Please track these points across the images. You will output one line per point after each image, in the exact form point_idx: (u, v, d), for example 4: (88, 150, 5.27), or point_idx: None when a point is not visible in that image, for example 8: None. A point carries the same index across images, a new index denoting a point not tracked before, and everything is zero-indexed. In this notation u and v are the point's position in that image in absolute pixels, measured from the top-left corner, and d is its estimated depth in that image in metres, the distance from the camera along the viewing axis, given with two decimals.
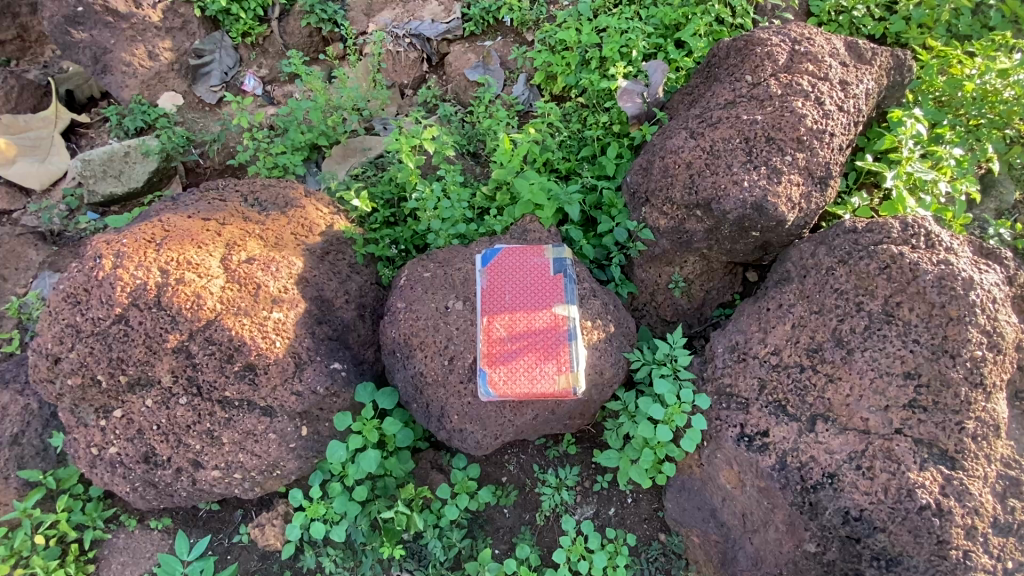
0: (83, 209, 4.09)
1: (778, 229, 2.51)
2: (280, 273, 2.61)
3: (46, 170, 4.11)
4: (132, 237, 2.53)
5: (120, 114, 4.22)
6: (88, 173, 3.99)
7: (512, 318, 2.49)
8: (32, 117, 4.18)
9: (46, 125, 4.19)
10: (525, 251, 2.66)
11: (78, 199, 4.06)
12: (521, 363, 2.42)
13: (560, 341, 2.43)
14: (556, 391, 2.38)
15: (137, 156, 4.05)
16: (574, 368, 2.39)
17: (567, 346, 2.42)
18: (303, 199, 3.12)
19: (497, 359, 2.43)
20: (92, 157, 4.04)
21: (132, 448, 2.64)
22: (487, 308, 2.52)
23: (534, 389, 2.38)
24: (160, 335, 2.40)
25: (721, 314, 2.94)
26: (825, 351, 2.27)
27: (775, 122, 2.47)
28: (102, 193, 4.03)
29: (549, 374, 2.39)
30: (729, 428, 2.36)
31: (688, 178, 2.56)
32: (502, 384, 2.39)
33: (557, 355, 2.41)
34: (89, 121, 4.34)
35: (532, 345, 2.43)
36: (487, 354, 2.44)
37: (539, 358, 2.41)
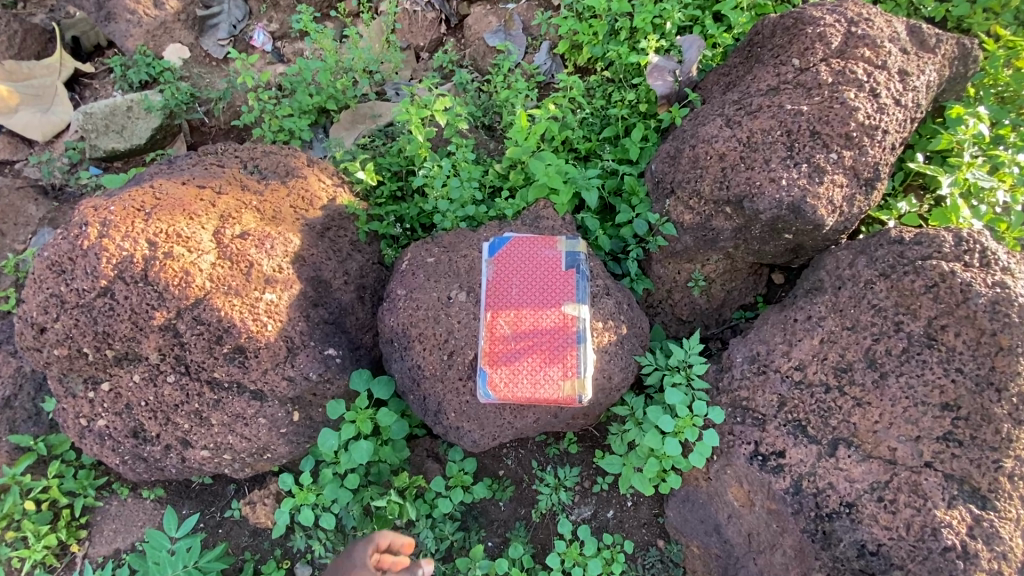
0: (84, 163, 3.96)
1: (813, 233, 2.30)
2: (275, 251, 2.45)
3: (49, 121, 3.96)
4: (121, 204, 2.39)
5: (125, 65, 4.03)
6: (88, 127, 3.85)
7: (517, 315, 2.33)
8: (35, 64, 3.99)
9: (49, 73, 4.01)
10: (536, 241, 2.48)
11: (80, 152, 3.94)
12: (524, 364, 2.27)
13: (567, 344, 2.27)
14: (558, 398, 2.24)
15: (139, 111, 3.89)
16: (580, 373, 2.24)
17: (574, 350, 2.26)
18: (304, 169, 2.97)
19: (499, 359, 2.28)
20: (94, 111, 3.88)
21: (121, 422, 2.57)
22: (491, 302, 2.36)
23: (536, 393, 2.24)
24: (146, 312, 2.26)
25: (740, 316, 2.76)
26: (855, 372, 2.09)
27: (822, 114, 2.22)
28: (104, 149, 3.89)
29: (552, 379, 2.24)
30: (741, 445, 2.21)
31: (720, 171, 2.33)
32: (502, 386, 2.25)
33: (563, 358, 2.26)
34: (93, 72, 4.16)
35: (536, 346, 2.28)
36: (489, 352, 2.30)
37: (542, 360, 2.26)
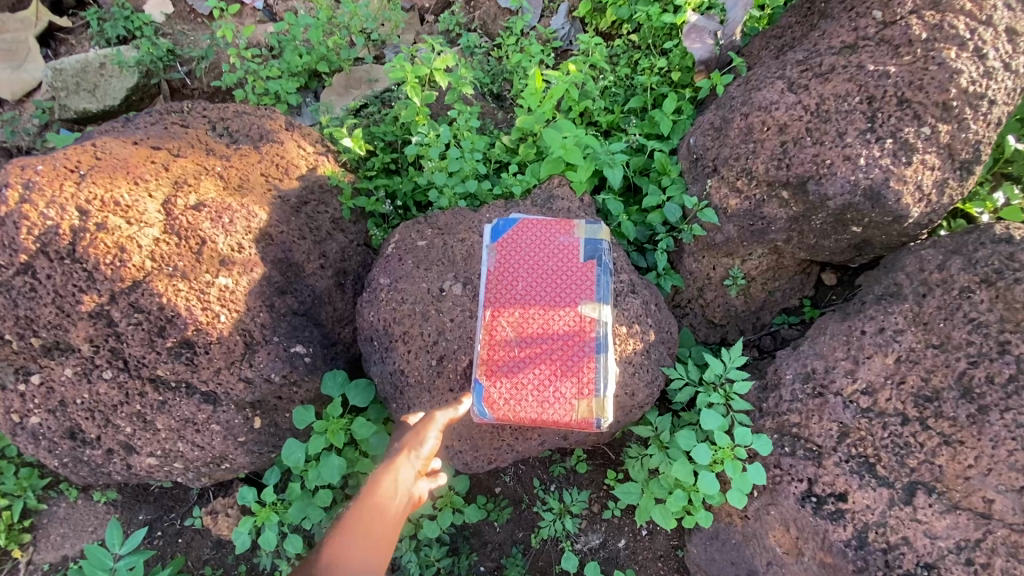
0: (55, 126, 3.55)
1: (890, 227, 1.87)
2: (234, 227, 2.04)
3: (20, 78, 3.56)
4: (50, 162, 1.98)
5: (100, 19, 3.64)
6: (58, 85, 3.41)
7: (523, 316, 1.93)
8: (8, 17, 3.58)
9: (24, 27, 3.60)
10: (548, 226, 2.07)
11: (49, 113, 3.52)
12: (530, 376, 1.88)
13: (584, 354, 1.88)
14: (570, 420, 1.85)
15: (114, 69, 3.47)
16: (597, 391, 1.86)
17: (593, 361, 1.87)
18: (281, 133, 2.54)
19: (500, 369, 1.89)
20: (63, 66, 3.45)
21: (55, 422, 2.19)
22: (492, 298, 1.95)
23: (543, 413, 1.85)
24: (72, 296, 1.86)
25: (783, 322, 2.34)
26: (943, 403, 1.68)
27: (913, 77, 1.78)
28: (76, 110, 3.46)
29: (564, 396, 1.86)
30: (791, 482, 1.82)
31: (779, 145, 1.90)
32: (503, 403, 1.87)
33: (578, 371, 1.87)
34: (70, 25, 3.72)
35: (544, 355, 1.89)
36: (487, 361, 1.90)
37: (552, 372, 1.88)
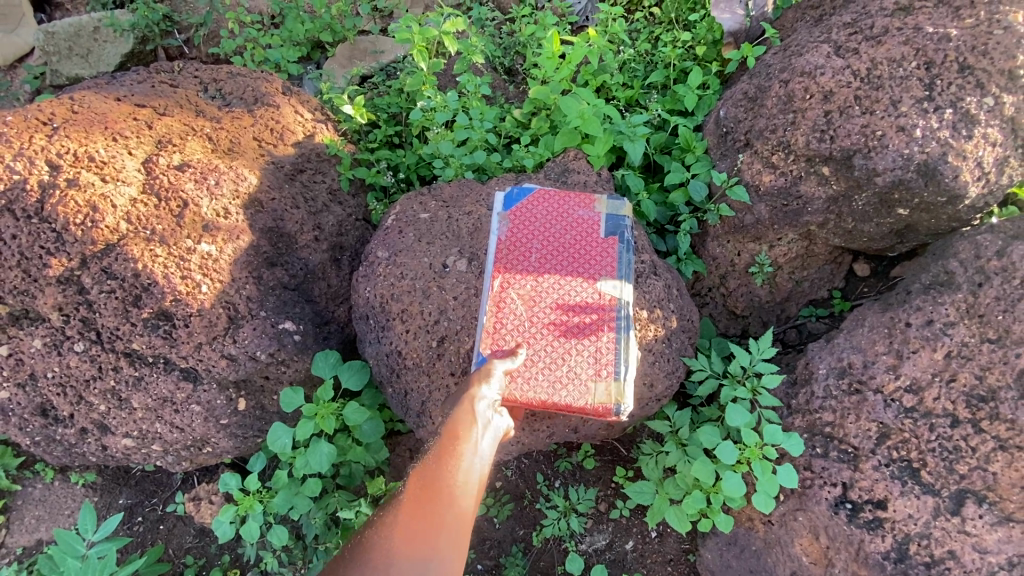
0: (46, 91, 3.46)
1: (941, 209, 1.70)
2: (220, 190, 1.88)
3: (12, 41, 3.45)
4: (22, 113, 1.82)
5: None
6: (49, 49, 3.34)
7: (535, 288, 1.77)
8: None
9: None
10: (566, 198, 1.92)
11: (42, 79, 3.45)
12: (541, 352, 1.71)
13: (603, 332, 1.72)
14: (584, 403, 1.68)
15: (108, 33, 3.37)
16: (616, 371, 1.69)
17: (612, 340, 1.71)
18: (277, 96, 2.38)
19: (507, 345, 1.72)
20: (56, 30, 3.37)
21: (24, 398, 2.03)
22: (502, 268, 1.80)
23: (554, 393, 1.68)
24: (39, 259, 1.70)
25: (810, 315, 2.16)
26: (1001, 404, 1.50)
27: (975, 41, 1.61)
28: (68, 75, 3.38)
29: (578, 376, 1.69)
30: (824, 487, 1.64)
31: (822, 115, 1.72)
32: (509, 382, 1.68)
33: (595, 349, 1.71)
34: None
35: (558, 330, 1.73)
36: (493, 335, 1.74)
37: (567, 349, 1.71)
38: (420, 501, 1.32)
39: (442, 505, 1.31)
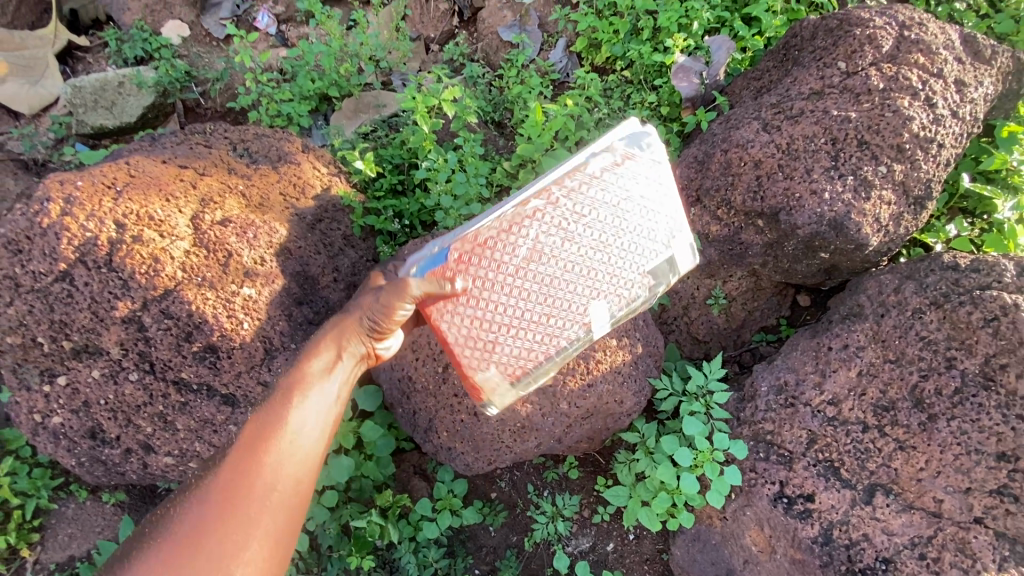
0: (71, 139, 3.69)
1: (853, 254, 2.08)
2: (258, 241, 2.22)
3: (37, 93, 3.70)
4: (89, 179, 2.14)
5: (120, 40, 3.81)
6: (76, 101, 3.59)
7: (537, 248, 1.62)
8: (29, 34, 3.75)
9: (42, 44, 3.76)
10: (675, 202, 1.69)
11: (66, 127, 3.66)
12: (476, 310, 1.68)
13: (532, 343, 1.69)
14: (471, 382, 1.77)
15: (132, 87, 3.66)
16: (513, 382, 1.77)
17: (537, 360, 1.70)
18: (299, 154, 2.73)
19: (467, 271, 1.66)
20: (83, 84, 3.63)
21: (77, 422, 2.32)
22: (547, 202, 1.61)
23: (458, 350, 1.73)
24: (108, 303, 2.03)
25: (761, 340, 2.52)
26: (899, 412, 1.87)
27: (871, 122, 2.00)
28: (94, 126, 3.64)
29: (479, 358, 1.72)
30: (765, 484, 1.98)
31: (754, 179, 2.12)
32: (437, 301, 1.72)
33: (528, 349, 1.69)
34: (88, 45, 3.90)
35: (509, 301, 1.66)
36: (468, 249, 1.65)
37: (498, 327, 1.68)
38: (256, 445, 1.75)
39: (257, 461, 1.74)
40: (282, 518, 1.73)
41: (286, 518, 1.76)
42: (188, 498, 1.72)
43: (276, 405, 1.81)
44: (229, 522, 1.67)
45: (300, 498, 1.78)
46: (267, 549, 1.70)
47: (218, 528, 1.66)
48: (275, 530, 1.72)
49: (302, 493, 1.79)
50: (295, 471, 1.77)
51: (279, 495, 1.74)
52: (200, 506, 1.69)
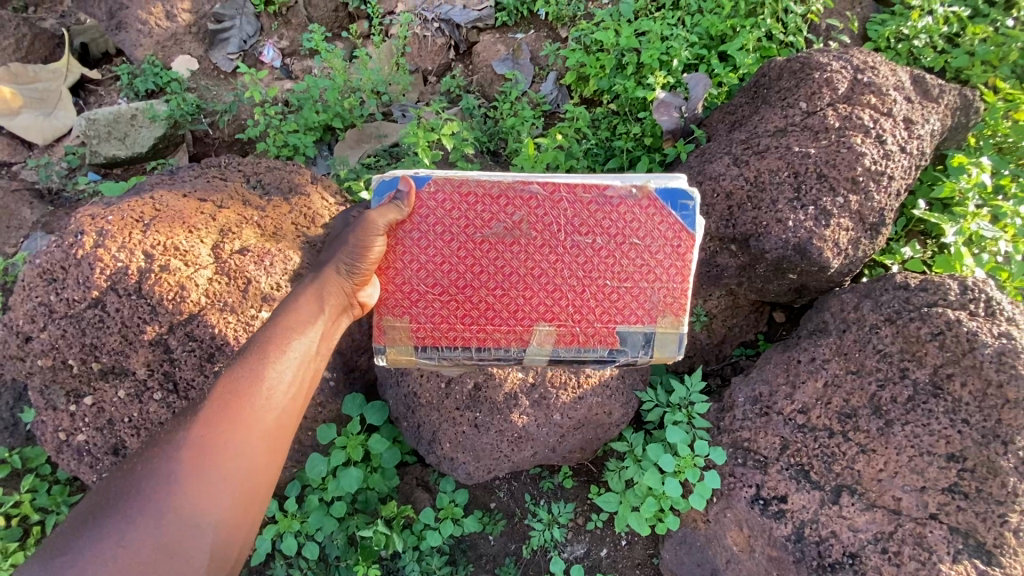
0: (83, 169, 3.66)
1: (818, 275, 2.30)
2: (274, 268, 2.41)
3: (53, 126, 3.65)
4: (120, 213, 2.35)
5: (132, 74, 3.74)
6: (90, 133, 3.52)
7: (512, 238, 1.99)
8: (42, 67, 3.70)
9: (55, 77, 3.70)
10: (661, 276, 2.02)
11: (80, 158, 3.64)
12: (433, 261, 2.00)
13: (468, 320, 2.04)
14: (390, 341, 2.07)
15: (144, 120, 3.57)
16: (428, 343, 2.07)
17: (467, 335, 2.06)
18: (309, 185, 2.78)
19: (444, 222, 1.98)
20: (98, 116, 3.57)
21: (102, 439, 2.41)
22: (540, 205, 1.98)
23: (405, 295, 2.03)
24: (137, 326, 2.25)
25: (742, 354, 2.71)
26: (860, 418, 2.06)
27: (829, 157, 2.24)
28: (106, 157, 3.55)
29: (411, 320, 2.04)
30: (743, 487, 2.16)
31: (726, 209, 2.35)
32: (413, 238, 1.99)
33: (461, 317, 2.04)
34: (99, 79, 3.87)
35: (462, 276, 2.01)
36: (451, 198, 1.97)
37: (445, 299, 2.03)
38: (234, 395, 1.70)
39: (240, 411, 1.69)
40: (259, 467, 1.67)
41: (256, 477, 1.67)
42: (161, 456, 1.61)
43: (255, 358, 1.77)
44: (202, 475, 1.58)
45: (278, 447, 1.73)
46: (242, 503, 1.62)
47: (192, 481, 1.57)
48: (237, 493, 1.63)
49: (279, 443, 1.74)
50: (271, 429, 1.72)
51: (258, 442, 1.68)
52: (174, 461, 1.60)
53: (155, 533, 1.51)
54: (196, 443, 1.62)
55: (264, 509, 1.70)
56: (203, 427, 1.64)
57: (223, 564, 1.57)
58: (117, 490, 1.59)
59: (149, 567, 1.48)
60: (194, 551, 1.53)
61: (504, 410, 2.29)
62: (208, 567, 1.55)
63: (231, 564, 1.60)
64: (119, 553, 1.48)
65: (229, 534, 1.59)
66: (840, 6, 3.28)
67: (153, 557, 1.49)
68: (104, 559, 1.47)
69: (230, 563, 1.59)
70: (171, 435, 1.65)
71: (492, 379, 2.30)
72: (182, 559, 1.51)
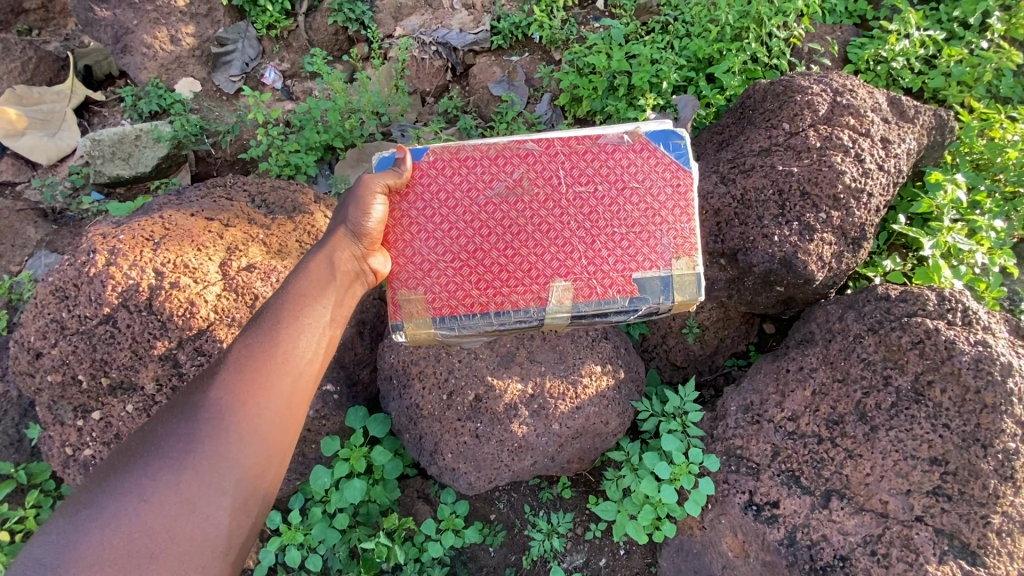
0: (87, 188, 3.70)
1: (804, 287, 2.41)
2: (280, 284, 2.49)
3: (56, 146, 3.73)
4: (131, 232, 2.43)
5: (136, 96, 3.81)
6: (94, 153, 3.56)
7: (517, 194, 2.08)
8: (47, 89, 3.79)
9: (60, 99, 3.79)
10: (667, 212, 2.08)
11: (83, 177, 3.68)
12: (443, 228, 2.08)
13: (485, 283, 2.06)
14: (407, 316, 2.09)
15: (148, 140, 3.61)
16: (447, 313, 2.08)
17: (484, 299, 2.07)
18: (312, 205, 2.85)
19: (446, 188, 2.09)
20: (101, 136, 3.60)
21: (108, 454, 2.43)
22: (539, 159, 2.10)
23: (418, 265, 2.08)
24: (148, 342, 2.33)
25: (734, 364, 2.80)
26: (846, 424, 2.15)
27: (811, 175, 2.35)
28: (110, 177, 3.60)
29: (426, 290, 2.08)
30: (736, 494, 2.23)
31: (714, 225, 2.46)
32: (418, 209, 2.09)
33: (476, 280, 2.06)
34: (104, 100, 3.94)
35: (471, 240, 2.07)
36: (451, 164, 2.11)
37: (457, 265, 2.07)
38: (252, 359, 1.75)
39: (257, 373, 1.73)
40: (275, 428, 1.71)
41: (274, 436, 1.70)
42: (181, 417, 1.66)
43: (268, 325, 1.82)
44: (220, 435, 1.63)
45: (293, 410, 1.77)
46: (258, 462, 1.66)
47: (212, 440, 1.62)
48: (257, 452, 1.66)
49: (295, 405, 1.78)
50: (289, 388, 1.76)
51: (273, 404, 1.72)
52: (195, 423, 1.64)
53: (177, 491, 1.56)
54: (214, 404, 1.67)
55: (280, 471, 1.73)
56: (221, 389, 1.69)
57: (240, 522, 1.61)
58: (140, 450, 1.65)
59: (171, 523, 1.52)
60: (214, 509, 1.57)
61: (504, 421, 2.36)
62: (226, 524, 1.58)
63: (248, 524, 1.63)
64: (143, 509, 1.53)
65: (246, 493, 1.63)
66: (820, 31, 3.45)
67: (174, 514, 1.53)
68: (128, 515, 1.52)
69: (247, 523, 1.62)
70: (190, 398, 1.70)
71: (492, 390, 2.37)
72: (202, 516, 1.55)
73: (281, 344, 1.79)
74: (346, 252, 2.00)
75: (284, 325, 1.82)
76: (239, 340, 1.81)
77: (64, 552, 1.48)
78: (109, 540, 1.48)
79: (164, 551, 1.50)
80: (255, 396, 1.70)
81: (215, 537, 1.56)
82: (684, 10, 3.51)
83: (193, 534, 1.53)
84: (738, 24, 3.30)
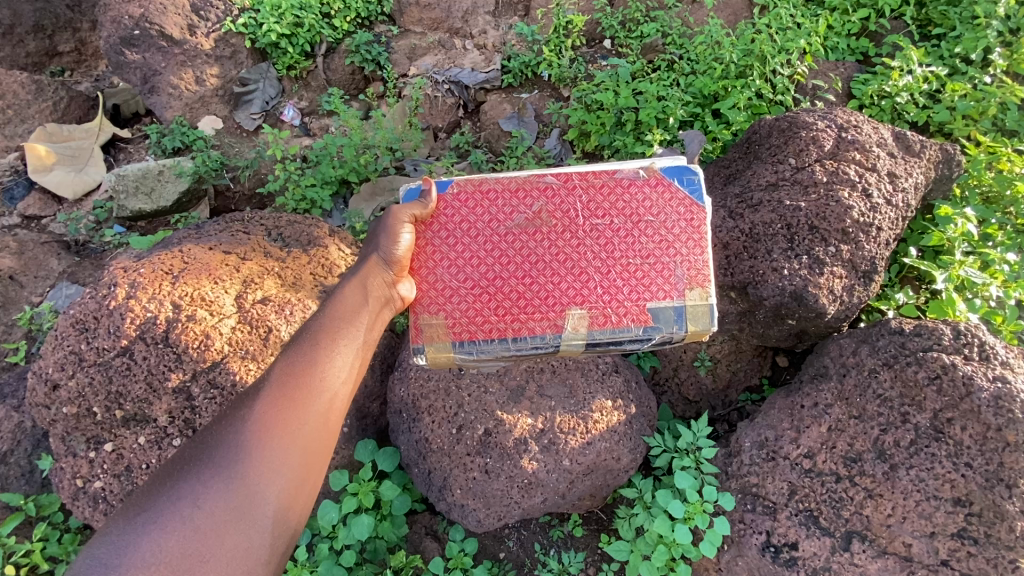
0: (110, 222, 3.82)
1: (816, 320, 2.39)
2: (294, 317, 2.53)
3: (82, 180, 3.85)
4: (151, 266, 2.50)
5: (160, 133, 3.97)
6: (118, 188, 3.67)
7: (537, 225, 2.12)
8: (77, 127, 3.98)
9: (88, 136, 3.97)
10: (681, 248, 2.11)
11: (107, 212, 3.80)
12: (465, 258, 2.11)
13: (506, 312, 2.09)
14: (428, 340, 2.10)
15: (170, 175, 3.73)
16: (465, 339, 2.09)
17: (503, 325, 2.09)
18: (327, 238, 2.89)
19: (469, 219, 2.13)
20: (125, 172, 3.72)
21: (118, 486, 2.43)
22: (559, 192, 2.13)
23: (441, 292, 2.11)
24: (163, 374, 2.37)
25: (747, 399, 2.75)
26: (864, 462, 2.10)
27: (820, 210, 2.37)
28: (131, 211, 3.70)
29: (446, 316, 2.10)
30: (753, 534, 2.17)
31: (723, 258, 2.48)
32: (440, 239, 2.13)
33: (496, 308, 2.09)
34: (129, 136, 4.10)
35: (491, 268, 2.10)
36: (473, 196, 2.14)
37: (476, 292, 2.10)
38: (292, 380, 1.76)
39: (299, 394, 1.74)
40: (314, 445, 1.71)
41: (312, 456, 1.70)
42: (225, 432, 1.68)
43: (307, 347, 1.85)
44: (265, 448, 1.65)
45: (330, 428, 1.78)
46: (299, 477, 1.66)
47: (257, 453, 1.64)
48: (298, 468, 1.67)
49: (332, 424, 1.79)
50: (326, 409, 1.77)
51: (313, 421, 1.73)
52: (240, 438, 1.65)
53: (223, 499, 1.57)
54: (259, 419, 1.69)
55: (317, 487, 1.73)
56: (264, 405, 1.71)
57: (282, 533, 1.60)
58: (187, 461, 1.65)
59: (220, 529, 1.53)
60: (258, 519, 1.57)
61: (513, 456, 2.33)
62: (269, 534, 1.58)
63: (289, 534, 1.62)
64: (195, 513, 1.54)
65: (287, 505, 1.62)
66: (824, 67, 3.53)
67: (223, 521, 1.54)
68: (181, 519, 1.53)
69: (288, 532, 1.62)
70: (233, 414, 1.72)
71: (502, 424, 2.36)
72: (248, 524, 1.56)
73: (318, 365, 1.81)
74: (378, 278, 2.04)
75: (322, 349, 1.84)
76: (278, 361, 1.83)
77: (120, 555, 1.47)
78: (163, 543, 1.49)
79: (212, 558, 1.49)
80: (297, 415, 1.71)
81: (259, 546, 1.56)
82: (689, 49, 3.62)
83: (240, 541, 1.53)
84: (742, 62, 3.39)
